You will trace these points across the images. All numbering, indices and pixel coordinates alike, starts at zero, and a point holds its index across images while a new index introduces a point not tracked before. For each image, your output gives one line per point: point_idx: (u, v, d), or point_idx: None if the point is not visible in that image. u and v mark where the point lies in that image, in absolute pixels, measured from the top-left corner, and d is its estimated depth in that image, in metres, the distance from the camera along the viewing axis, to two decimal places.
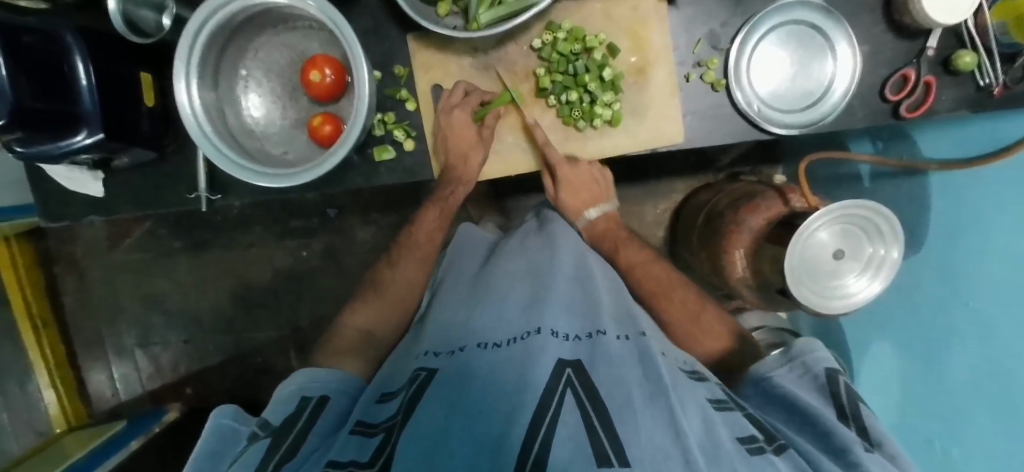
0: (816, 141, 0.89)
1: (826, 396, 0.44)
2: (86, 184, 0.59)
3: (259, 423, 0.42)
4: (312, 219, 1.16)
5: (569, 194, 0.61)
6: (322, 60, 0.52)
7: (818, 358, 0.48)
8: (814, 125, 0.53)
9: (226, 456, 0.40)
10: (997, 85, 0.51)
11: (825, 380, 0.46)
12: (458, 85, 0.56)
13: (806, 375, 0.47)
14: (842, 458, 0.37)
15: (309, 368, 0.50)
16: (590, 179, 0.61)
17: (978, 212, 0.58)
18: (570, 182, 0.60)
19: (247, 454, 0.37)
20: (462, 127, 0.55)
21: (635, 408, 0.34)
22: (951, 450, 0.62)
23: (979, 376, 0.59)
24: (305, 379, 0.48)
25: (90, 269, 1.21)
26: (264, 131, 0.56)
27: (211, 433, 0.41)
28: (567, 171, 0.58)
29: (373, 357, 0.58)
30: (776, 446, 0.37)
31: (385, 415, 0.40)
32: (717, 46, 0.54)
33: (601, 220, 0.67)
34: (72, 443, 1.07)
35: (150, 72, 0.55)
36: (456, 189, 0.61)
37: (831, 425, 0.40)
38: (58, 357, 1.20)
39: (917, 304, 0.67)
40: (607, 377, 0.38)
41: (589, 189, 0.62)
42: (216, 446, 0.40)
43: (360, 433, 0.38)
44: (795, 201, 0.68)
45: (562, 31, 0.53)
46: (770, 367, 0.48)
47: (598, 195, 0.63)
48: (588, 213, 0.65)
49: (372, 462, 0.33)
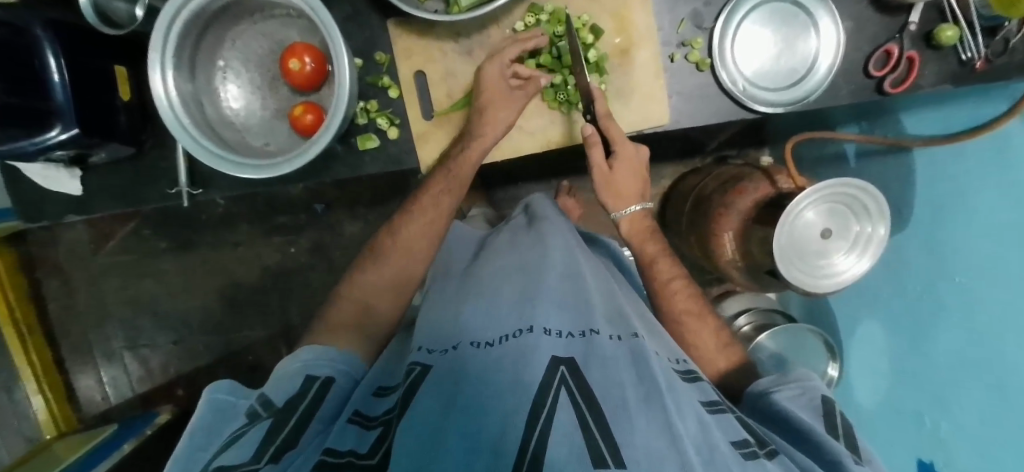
0: (801, 121, 0.89)
1: (821, 415, 0.44)
2: (62, 182, 0.57)
3: (260, 401, 0.40)
4: (299, 215, 1.14)
5: (621, 174, 0.57)
6: (301, 48, 0.51)
7: (818, 386, 0.48)
8: (799, 103, 0.53)
9: (221, 434, 0.38)
10: (979, 59, 0.51)
11: (820, 402, 0.46)
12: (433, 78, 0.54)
13: (802, 396, 0.46)
14: (832, 465, 0.38)
15: (315, 344, 0.49)
16: (641, 167, 0.58)
17: (957, 188, 0.59)
18: (625, 162, 0.56)
19: (248, 435, 0.35)
20: None
21: (629, 409, 0.35)
22: (939, 428, 0.63)
23: (965, 355, 0.59)
24: (310, 356, 0.46)
25: (73, 272, 1.19)
26: (245, 123, 0.55)
27: (205, 410, 0.40)
28: (625, 148, 0.55)
29: (375, 336, 0.55)
30: (768, 451, 0.37)
31: (382, 409, 0.40)
32: (701, 26, 0.54)
33: (637, 218, 0.61)
34: (62, 449, 1.06)
35: (124, 66, 0.53)
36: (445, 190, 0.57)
37: (822, 438, 0.40)
38: (46, 364, 1.18)
39: (905, 286, 0.68)
40: (602, 379, 0.38)
41: (639, 178, 0.58)
42: (215, 422, 0.39)
43: (357, 424, 0.38)
44: (781, 182, 0.69)
45: (544, 13, 0.53)
46: (766, 386, 0.48)
47: (642, 192, 0.60)
48: (630, 209, 0.59)
49: (372, 455, 0.33)
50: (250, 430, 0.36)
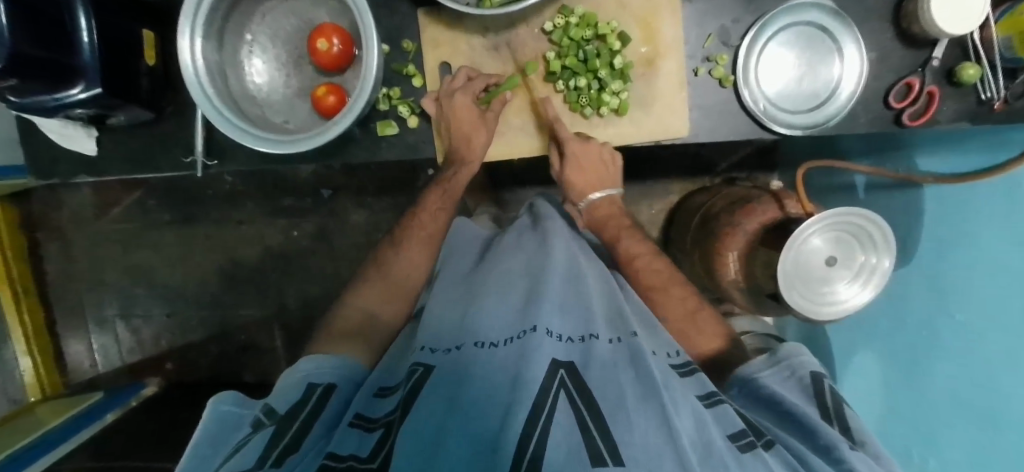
0: (812, 149, 0.90)
1: (811, 397, 0.45)
2: (79, 140, 0.57)
3: (264, 410, 0.41)
4: (305, 198, 1.14)
5: (574, 172, 0.58)
6: (330, 29, 0.51)
7: (805, 362, 0.48)
8: (818, 127, 0.53)
9: (225, 447, 0.38)
10: (998, 99, 0.52)
11: (810, 382, 0.46)
12: (462, 70, 0.55)
13: (790, 377, 0.47)
14: (828, 454, 0.37)
15: (314, 354, 0.50)
16: (598, 161, 0.58)
17: (970, 226, 0.59)
18: (578, 159, 0.57)
19: (251, 443, 0.36)
20: (464, 113, 0.54)
21: (629, 409, 0.34)
22: (927, 461, 0.64)
23: (959, 389, 0.59)
24: (309, 367, 0.47)
25: (74, 236, 1.19)
26: (267, 98, 0.55)
27: (211, 421, 0.40)
28: (576, 147, 0.55)
29: (377, 343, 0.57)
30: (765, 441, 0.37)
31: (384, 411, 0.40)
32: (727, 42, 0.54)
33: (603, 204, 0.64)
34: (47, 412, 1.06)
35: (153, 31, 0.54)
36: (459, 171, 0.58)
37: (816, 424, 0.40)
38: (37, 325, 1.18)
39: (901, 318, 0.68)
40: (601, 380, 0.38)
41: (597, 170, 0.59)
42: (220, 433, 0.39)
43: (359, 427, 0.38)
44: (790, 207, 0.70)
45: (574, 16, 0.53)
46: (756, 370, 0.48)
47: (604, 181, 0.61)
48: (593, 196, 0.62)
49: (372, 458, 0.34)
50: (254, 437, 0.37)
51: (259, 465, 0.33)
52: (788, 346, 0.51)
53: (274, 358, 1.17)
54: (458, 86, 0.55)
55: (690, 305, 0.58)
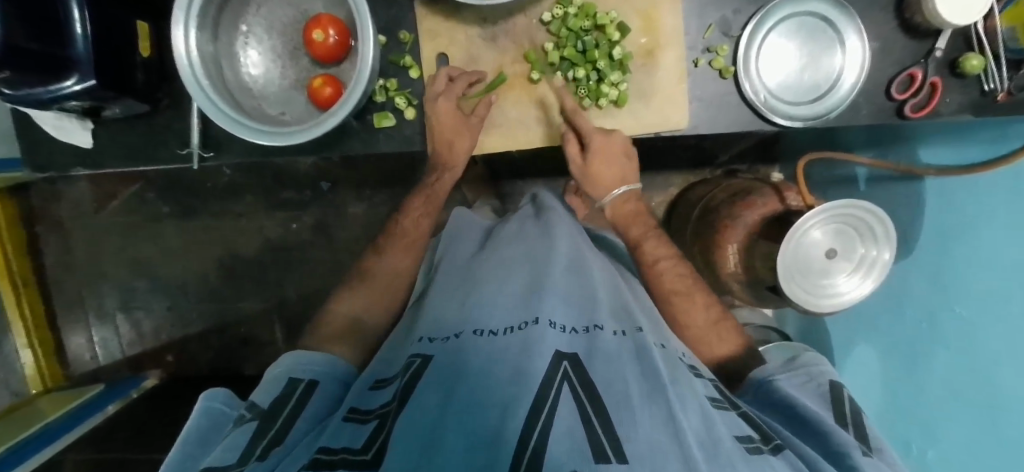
0: (813, 140, 0.90)
1: (828, 402, 0.46)
2: (74, 133, 0.57)
3: (247, 405, 0.42)
4: (304, 191, 1.14)
5: (599, 164, 0.56)
6: (326, 20, 0.51)
7: (824, 372, 0.50)
8: (819, 119, 0.53)
9: (211, 443, 0.39)
10: (1001, 91, 0.51)
11: (828, 389, 0.48)
12: (443, 72, 0.54)
13: (810, 382, 0.49)
14: (839, 461, 0.38)
15: (299, 351, 0.51)
16: (622, 150, 0.55)
17: (971, 220, 0.58)
18: (602, 151, 0.55)
19: (232, 439, 0.37)
20: (446, 118, 0.54)
21: (632, 404, 0.34)
22: (925, 454, 0.65)
23: (960, 384, 0.59)
24: (293, 362, 0.49)
25: (73, 229, 1.19)
26: (263, 90, 0.55)
27: (197, 417, 0.41)
28: (602, 140, 0.54)
29: (364, 348, 0.58)
30: (772, 446, 0.37)
31: (379, 402, 0.41)
32: (728, 33, 0.54)
33: (626, 203, 0.60)
34: (48, 405, 1.06)
35: (148, 22, 0.53)
36: (442, 175, 0.62)
37: (830, 429, 0.41)
38: (37, 318, 1.18)
39: (902, 310, 0.68)
40: (604, 374, 0.38)
41: (620, 163, 0.56)
42: (205, 428, 0.40)
43: (354, 420, 0.38)
44: (791, 199, 0.69)
45: (572, 6, 0.53)
46: (770, 373, 0.50)
47: (627, 174, 0.58)
48: (617, 191, 0.58)
49: (365, 450, 0.33)
50: (236, 431, 0.38)
51: (240, 464, 0.34)
52: (806, 355, 0.53)
53: (275, 351, 1.17)
54: (441, 88, 0.54)
55: (709, 311, 0.58)
